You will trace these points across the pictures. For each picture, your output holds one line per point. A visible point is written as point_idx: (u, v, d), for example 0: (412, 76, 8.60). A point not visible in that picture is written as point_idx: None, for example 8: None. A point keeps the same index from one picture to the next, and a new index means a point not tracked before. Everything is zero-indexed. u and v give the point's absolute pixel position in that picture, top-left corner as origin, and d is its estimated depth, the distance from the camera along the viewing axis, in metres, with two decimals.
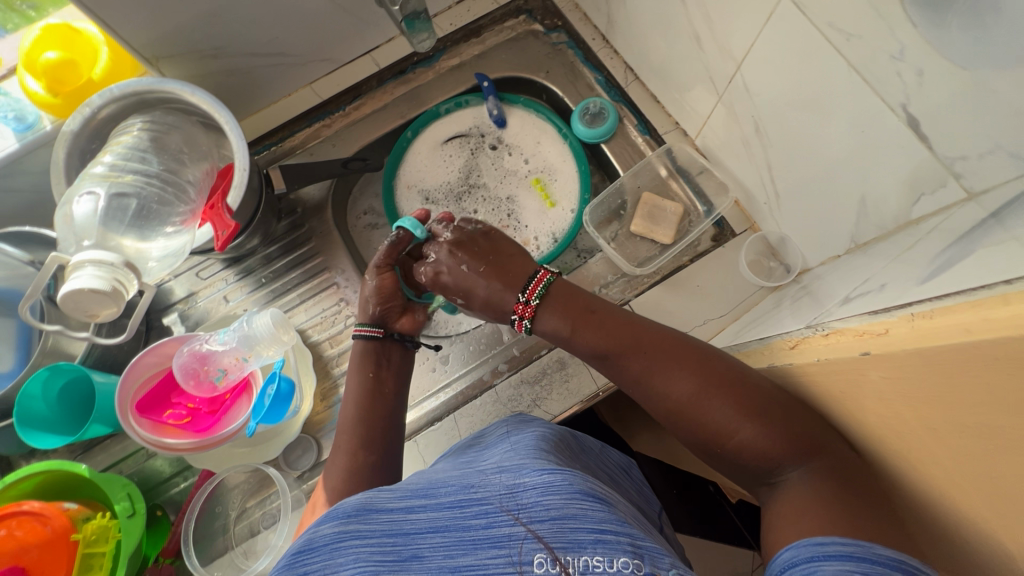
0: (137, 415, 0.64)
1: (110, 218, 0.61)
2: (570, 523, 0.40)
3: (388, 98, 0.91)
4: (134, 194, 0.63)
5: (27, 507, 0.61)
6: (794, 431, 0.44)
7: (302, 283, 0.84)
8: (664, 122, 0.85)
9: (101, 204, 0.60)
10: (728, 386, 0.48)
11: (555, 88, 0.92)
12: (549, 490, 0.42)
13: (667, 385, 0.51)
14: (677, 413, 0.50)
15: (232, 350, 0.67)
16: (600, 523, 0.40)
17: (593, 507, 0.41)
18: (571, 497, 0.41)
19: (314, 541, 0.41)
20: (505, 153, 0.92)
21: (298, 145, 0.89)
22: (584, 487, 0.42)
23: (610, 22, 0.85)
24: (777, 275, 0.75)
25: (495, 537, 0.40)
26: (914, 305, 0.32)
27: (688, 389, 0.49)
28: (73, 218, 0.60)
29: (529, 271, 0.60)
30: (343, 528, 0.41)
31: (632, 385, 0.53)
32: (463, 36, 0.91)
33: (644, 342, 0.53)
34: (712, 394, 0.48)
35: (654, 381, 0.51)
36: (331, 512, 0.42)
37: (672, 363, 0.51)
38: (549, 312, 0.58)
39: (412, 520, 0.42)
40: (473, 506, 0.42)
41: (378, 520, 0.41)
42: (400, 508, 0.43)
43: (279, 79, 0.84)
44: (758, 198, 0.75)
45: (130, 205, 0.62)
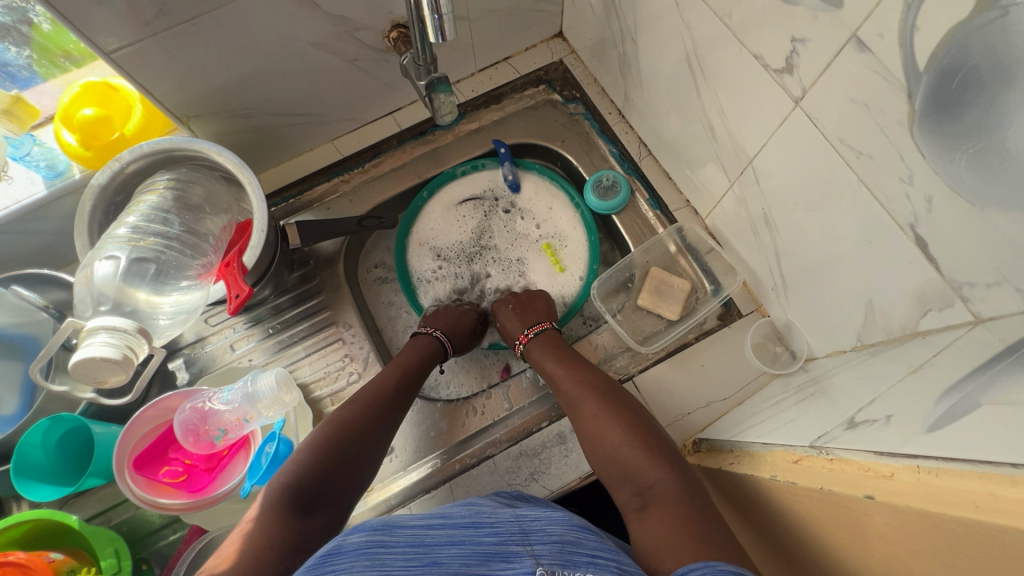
0: (133, 473, 0.64)
1: (129, 278, 0.62)
2: (569, 547, 0.44)
3: (407, 157, 0.93)
4: (153, 259, 0.64)
5: (12, 558, 0.61)
6: (655, 448, 0.59)
7: (309, 335, 0.85)
8: (676, 199, 0.86)
9: (120, 268, 0.61)
10: (623, 412, 0.64)
11: (570, 156, 0.94)
12: (551, 520, 0.46)
13: (586, 402, 0.66)
14: (588, 424, 0.65)
15: (234, 409, 0.67)
16: (594, 550, 0.44)
17: (587, 537, 0.45)
18: (569, 527, 0.46)
19: (343, 546, 0.41)
20: (518, 217, 0.93)
21: (315, 199, 0.90)
22: (579, 523, 0.47)
23: (627, 98, 0.88)
24: (782, 361, 0.74)
25: (505, 553, 0.43)
26: (919, 457, 0.32)
27: (601, 409, 0.65)
28: (93, 278, 0.61)
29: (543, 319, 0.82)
30: (371, 538, 0.41)
31: (569, 399, 0.69)
32: (483, 102, 0.94)
33: (586, 371, 0.71)
34: (614, 417, 0.63)
35: (579, 398, 0.68)
36: (356, 525, 0.43)
37: (598, 391, 0.67)
38: (540, 334, 0.80)
39: (432, 534, 0.43)
40: (485, 526, 0.45)
41: (403, 533, 0.42)
42: (422, 524, 0.44)
43: (303, 135, 0.86)
44: (765, 282, 0.76)
45: (149, 269, 0.63)
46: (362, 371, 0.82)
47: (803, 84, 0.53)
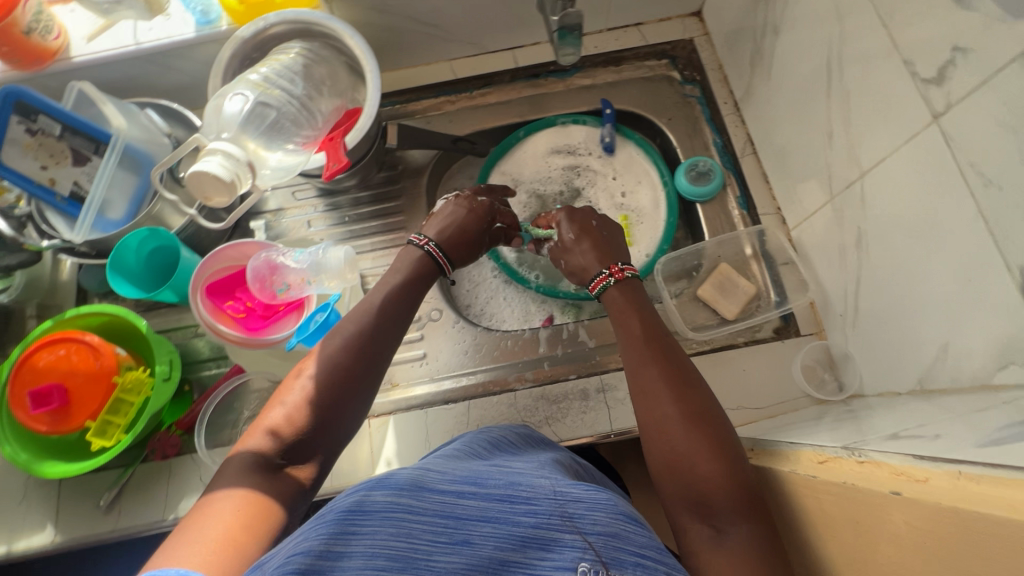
0: (203, 296, 0.70)
1: (249, 120, 0.66)
2: (614, 541, 0.41)
3: (514, 95, 0.95)
4: (275, 107, 0.68)
5: (88, 340, 0.70)
6: (746, 485, 0.50)
7: (378, 233, 0.89)
8: (767, 204, 0.84)
9: (247, 105, 0.66)
10: (710, 426, 0.54)
11: (672, 135, 0.92)
12: (597, 505, 0.42)
13: (669, 401, 0.56)
14: (664, 429, 0.54)
15: (301, 270, 0.72)
16: (640, 547, 0.42)
17: (633, 530, 0.43)
18: (616, 517, 0.42)
19: (366, 504, 0.35)
20: (605, 180, 0.93)
21: (418, 111, 0.93)
22: (624, 510, 0.44)
23: (748, 91, 0.86)
24: (828, 389, 0.72)
25: (544, 539, 0.39)
26: (964, 463, 0.32)
27: (684, 415, 0.54)
28: (221, 111, 0.66)
29: (620, 256, 0.73)
30: (397, 499, 0.36)
31: (643, 391, 0.58)
32: (602, 61, 0.95)
33: (676, 357, 0.60)
34: (699, 430, 0.53)
35: (659, 394, 0.56)
36: (380, 479, 0.37)
37: (684, 392, 0.56)
38: (617, 294, 0.68)
39: (463, 506, 0.38)
40: (522, 503, 0.40)
41: (430, 500, 0.37)
42: (451, 491, 0.39)
43: (426, 47, 0.90)
44: (835, 307, 0.73)
45: (268, 115, 0.68)
46: None
47: (949, 99, 0.50)
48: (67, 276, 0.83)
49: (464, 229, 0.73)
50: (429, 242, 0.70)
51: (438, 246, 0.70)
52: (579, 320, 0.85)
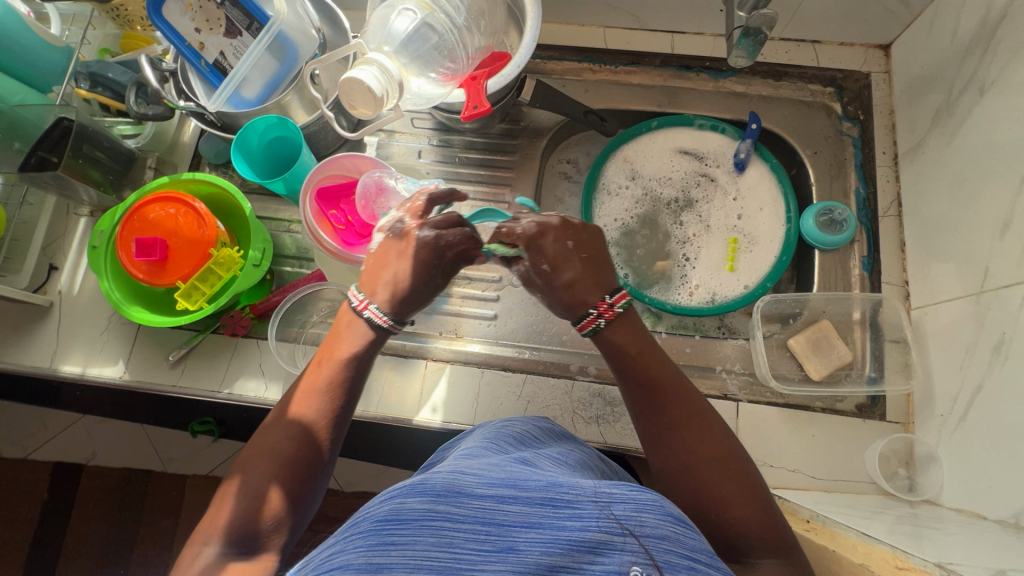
0: (312, 198, 0.71)
1: (410, 39, 0.65)
2: (664, 544, 0.34)
3: (659, 81, 0.89)
4: (438, 32, 0.65)
5: (196, 207, 0.73)
6: (778, 526, 0.47)
7: (482, 184, 0.88)
8: (894, 273, 0.78)
9: (411, 24, 0.64)
10: (734, 466, 0.50)
11: (812, 170, 0.85)
12: (643, 504, 0.36)
13: (687, 445, 0.51)
14: (685, 474, 0.50)
15: (407, 200, 0.73)
16: (692, 551, 0.35)
17: (687, 532, 0.36)
18: (666, 518, 0.36)
19: (402, 512, 0.33)
20: (725, 196, 0.87)
21: (557, 71, 0.90)
22: (675, 509, 0.37)
23: (915, 148, 0.78)
24: (898, 484, 0.68)
25: (592, 543, 0.34)
26: None
27: (705, 459, 0.50)
28: (387, 24, 0.64)
29: (610, 282, 0.57)
30: (435, 507, 0.34)
31: (655, 437, 0.52)
32: (763, 72, 0.88)
33: (689, 395, 0.53)
34: (721, 474, 0.49)
35: (674, 438, 0.51)
36: (415, 484, 0.35)
37: (702, 434, 0.51)
38: (612, 338, 0.55)
39: (504, 511, 0.35)
40: (564, 507, 0.35)
41: (468, 506, 0.34)
42: (492, 495, 0.35)
43: (587, 7, 0.86)
44: (937, 405, 0.68)
45: (430, 39, 0.65)
46: None
47: None
48: (188, 139, 0.88)
49: (409, 287, 0.57)
50: (367, 304, 0.56)
51: (376, 307, 0.56)
52: (657, 331, 0.82)
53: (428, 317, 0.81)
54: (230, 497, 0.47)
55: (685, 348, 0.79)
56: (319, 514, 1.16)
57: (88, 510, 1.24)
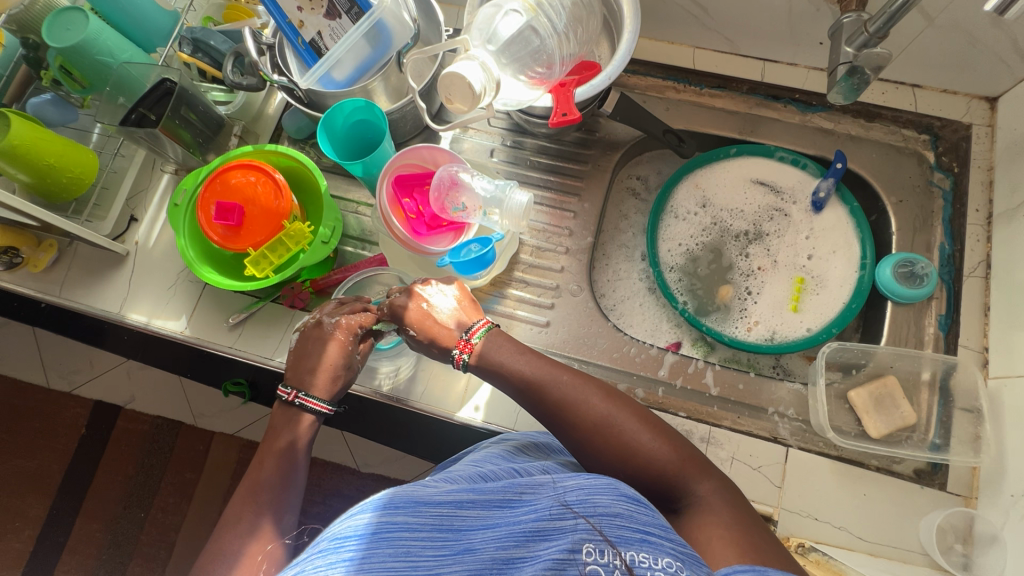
0: (388, 185, 0.72)
1: (512, 41, 0.65)
2: (617, 520, 0.42)
3: (743, 108, 0.87)
4: (539, 37, 0.66)
5: (275, 178, 0.75)
6: (685, 450, 0.55)
7: (550, 190, 0.87)
8: (973, 337, 0.74)
9: (509, 35, 0.64)
10: (632, 413, 0.57)
11: (894, 219, 0.82)
12: (594, 491, 0.44)
13: (586, 407, 0.57)
14: (597, 436, 0.56)
15: (480, 198, 0.73)
16: (644, 525, 0.42)
17: (639, 510, 0.43)
18: (619, 499, 0.44)
19: (359, 528, 0.39)
20: (795, 232, 0.85)
21: (640, 87, 0.89)
22: (627, 492, 0.45)
23: (1013, 210, 0.74)
24: (952, 560, 0.64)
25: (546, 529, 0.41)
26: None
27: (602, 418, 0.56)
28: (492, 24, 0.65)
29: (468, 319, 0.64)
30: (391, 518, 0.40)
31: (558, 416, 0.58)
32: (854, 110, 0.85)
33: (579, 377, 0.59)
34: (621, 423, 0.56)
35: (575, 407, 0.57)
36: (373, 501, 0.42)
37: (590, 395, 0.57)
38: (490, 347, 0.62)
39: (461, 516, 0.42)
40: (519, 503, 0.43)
41: (426, 514, 0.41)
42: (448, 503, 0.43)
43: (679, 26, 0.84)
44: (1007, 484, 0.64)
45: (531, 43, 0.65)
46: (569, 249, 0.84)
47: None
48: (273, 111, 0.90)
49: (331, 369, 0.64)
50: (297, 395, 0.63)
51: (309, 395, 0.63)
52: (709, 362, 0.80)
53: None
54: (245, 523, 0.55)
55: (738, 384, 0.76)
56: (335, 490, 1.18)
57: (122, 450, 1.30)
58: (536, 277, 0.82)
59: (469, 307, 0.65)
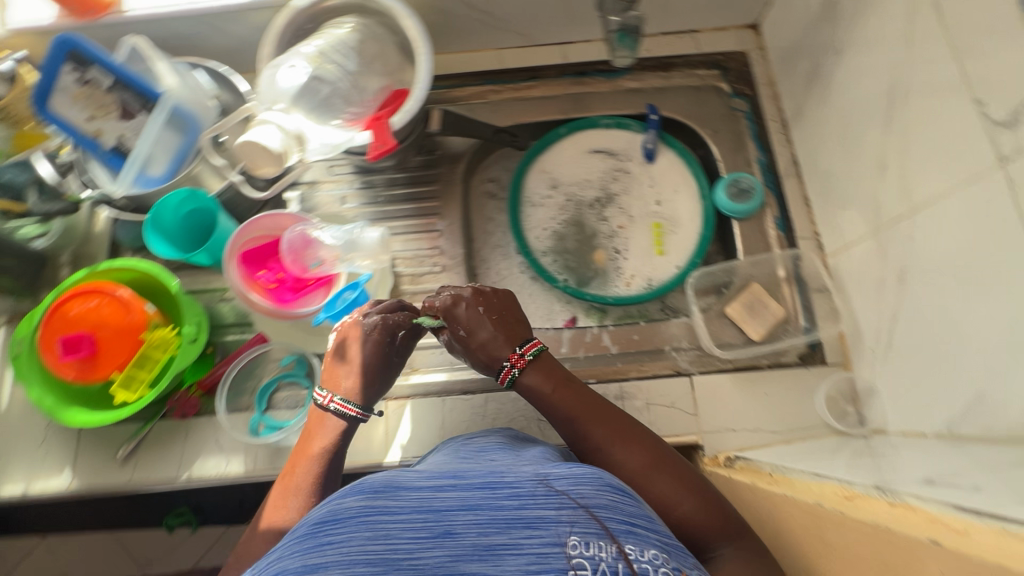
0: (238, 263, 0.70)
1: (302, 94, 0.68)
2: (602, 512, 0.45)
3: (559, 91, 0.94)
4: (329, 83, 0.69)
5: (121, 293, 0.71)
6: (722, 512, 0.54)
7: (411, 217, 0.89)
8: (805, 227, 0.83)
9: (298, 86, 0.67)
10: (668, 465, 0.57)
11: (715, 148, 0.91)
12: (580, 482, 0.47)
13: (626, 458, 0.58)
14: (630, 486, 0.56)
15: (334, 248, 0.73)
16: (629, 517, 0.46)
17: (624, 501, 0.47)
18: (604, 490, 0.47)
19: (340, 513, 0.42)
20: (640, 184, 0.92)
21: (462, 98, 0.93)
22: (612, 483, 0.49)
23: (798, 112, 0.85)
24: (849, 421, 0.72)
25: (529, 517, 0.44)
26: (1006, 520, 0.32)
27: (641, 467, 0.57)
28: (275, 83, 0.67)
29: (521, 336, 0.68)
30: (371, 503, 0.43)
31: (597, 456, 0.60)
32: (651, 66, 0.94)
33: (609, 421, 0.61)
34: (663, 475, 0.56)
35: (614, 453, 0.59)
36: (356, 487, 0.44)
37: (630, 441, 0.59)
38: (534, 376, 0.65)
39: (440, 499, 0.44)
40: (502, 490, 0.46)
41: (406, 499, 0.44)
42: (429, 488, 0.45)
43: (476, 34, 0.90)
44: (866, 340, 0.72)
45: (322, 91, 0.69)
46: (445, 266, 0.86)
47: (1019, 143, 0.49)
48: (101, 228, 0.85)
49: (364, 370, 0.68)
50: (332, 399, 0.66)
51: (343, 400, 0.66)
52: (604, 325, 0.84)
53: None
54: None
55: (633, 335, 0.81)
56: None
57: None
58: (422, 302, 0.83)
59: (522, 322, 0.69)
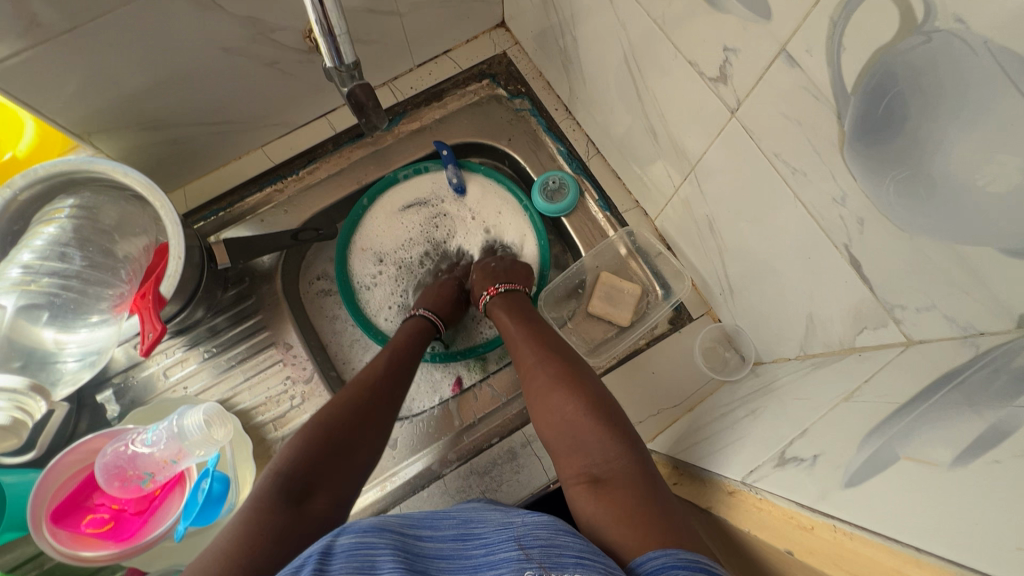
0: (52, 526, 0.59)
1: (17, 328, 0.59)
2: (556, 549, 0.41)
3: (345, 162, 0.88)
4: (45, 304, 0.60)
5: None
6: (611, 426, 0.57)
7: (248, 358, 0.80)
8: (625, 199, 0.84)
9: (8, 315, 0.58)
10: (578, 381, 0.62)
11: (517, 155, 0.90)
12: (538, 524, 0.44)
13: (543, 369, 0.65)
14: (542, 393, 0.64)
15: (161, 451, 0.62)
16: (581, 553, 0.42)
17: (575, 539, 0.43)
18: (557, 530, 0.43)
19: (333, 549, 0.39)
20: (464, 222, 0.89)
21: (247, 212, 0.84)
22: (567, 526, 0.45)
23: (572, 95, 0.85)
24: (732, 365, 0.74)
25: (490, 561, 0.42)
26: (836, 516, 0.32)
27: (553, 379, 0.64)
28: None
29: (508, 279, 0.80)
30: (361, 539, 0.40)
31: (524, 368, 0.68)
32: (423, 100, 0.90)
33: (544, 344, 0.69)
34: (570, 388, 0.62)
35: (536, 365, 0.67)
36: (345, 528, 0.42)
37: (556, 358, 0.66)
38: (498, 301, 0.77)
39: (421, 546, 0.43)
40: (474, 538, 0.45)
41: (392, 540, 0.42)
42: (410, 534, 0.44)
43: (228, 144, 0.81)
44: (713, 287, 0.74)
45: (41, 315, 0.60)
46: (305, 392, 0.79)
47: (737, 94, 0.50)
48: None
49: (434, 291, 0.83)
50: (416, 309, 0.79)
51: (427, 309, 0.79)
52: (486, 377, 0.84)
53: None
54: None
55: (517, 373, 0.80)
56: None
57: None
58: None
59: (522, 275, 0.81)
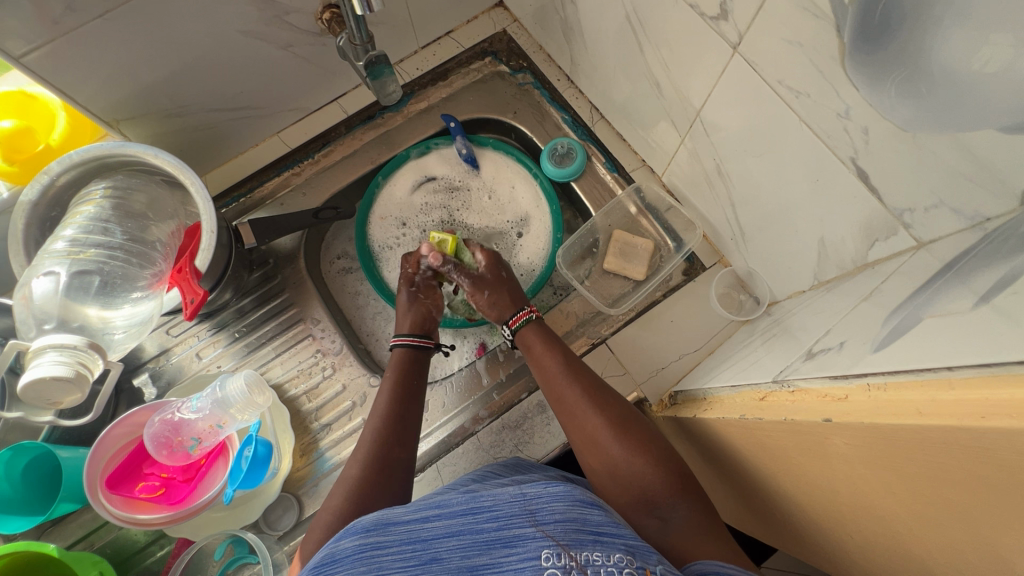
0: (107, 493, 0.61)
1: (71, 295, 0.61)
2: (573, 525, 0.45)
3: (358, 143, 0.91)
4: (96, 271, 0.63)
5: None
6: (672, 473, 0.58)
7: (278, 335, 0.83)
8: (631, 160, 0.87)
9: (61, 285, 0.60)
10: (631, 426, 0.62)
11: (524, 127, 0.93)
12: (555, 497, 0.46)
13: (593, 412, 0.63)
14: (596, 437, 0.62)
15: (206, 416, 0.64)
16: (599, 527, 0.45)
17: (592, 512, 0.46)
18: (572, 503, 0.46)
19: (336, 554, 0.44)
20: (478, 192, 0.92)
21: (267, 196, 0.87)
22: (585, 496, 0.47)
23: (573, 63, 0.88)
24: (748, 307, 0.76)
25: (508, 537, 0.44)
26: (868, 375, 0.34)
27: (610, 425, 0.62)
28: (32, 297, 0.60)
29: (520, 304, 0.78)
30: (365, 540, 0.44)
31: (569, 407, 0.65)
32: (429, 80, 0.93)
33: (585, 381, 0.66)
34: (626, 433, 0.61)
35: (584, 407, 0.64)
36: (349, 528, 0.45)
37: (604, 400, 0.65)
38: (529, 332, 0.74)
39: (428, 528, 0.45)
40: (485, 512, 0.46)
41: (396, 531, 0.45)
42: (416, 518, 0.46)
43: (245, 130, 0.84)
44: (724, 234, 0.77)
45: (93, 282, 0.62)
46: (336, 363, 0.81)
47: (738, 28, 0.53)
48: None
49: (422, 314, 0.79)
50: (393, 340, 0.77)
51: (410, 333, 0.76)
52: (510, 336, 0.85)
53: (319, 488, 0.74)
54: None
55: None
56: None
57: None
58: (332, 412, 0.78)
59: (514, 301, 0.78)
